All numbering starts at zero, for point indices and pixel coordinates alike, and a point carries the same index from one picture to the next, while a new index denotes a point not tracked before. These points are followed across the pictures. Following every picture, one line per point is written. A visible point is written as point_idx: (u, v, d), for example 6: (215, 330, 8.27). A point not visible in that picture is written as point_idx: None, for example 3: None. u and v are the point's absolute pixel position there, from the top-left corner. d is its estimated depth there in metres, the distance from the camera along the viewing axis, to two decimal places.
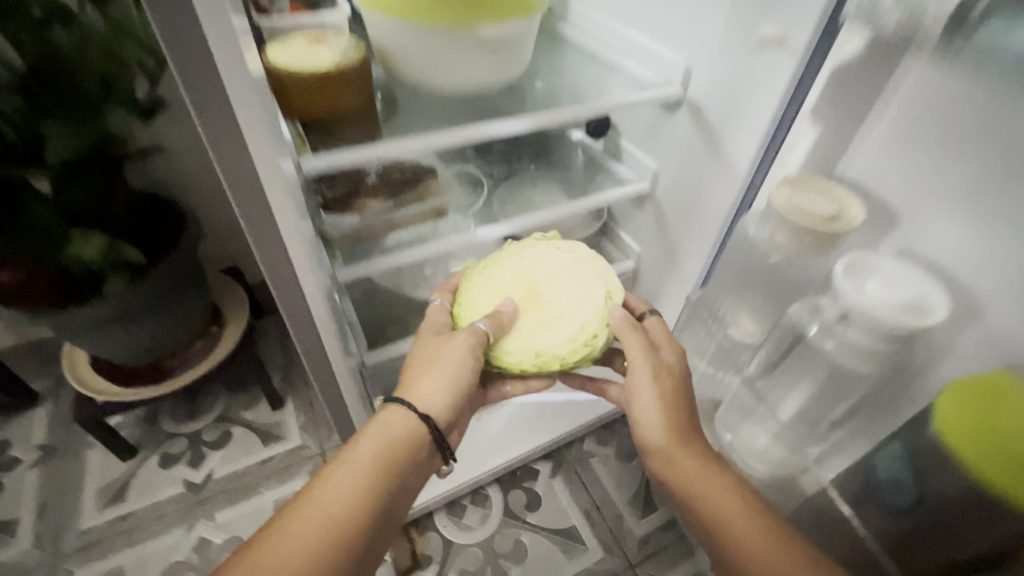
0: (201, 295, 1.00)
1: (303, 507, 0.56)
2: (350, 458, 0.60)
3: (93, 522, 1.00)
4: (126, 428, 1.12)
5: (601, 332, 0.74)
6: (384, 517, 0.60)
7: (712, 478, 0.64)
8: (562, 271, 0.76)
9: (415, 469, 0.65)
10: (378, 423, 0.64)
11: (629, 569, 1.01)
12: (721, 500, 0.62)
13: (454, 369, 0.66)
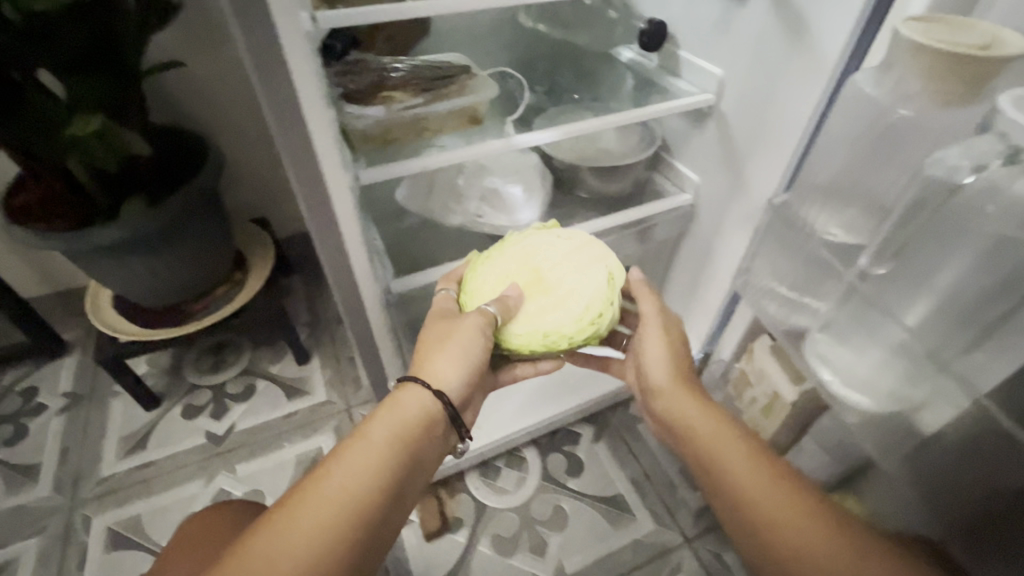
0: (224, 237, 0.96)
1: (302, 505, 0.46)
2: (361, 446, 0.50)
3: (113, 469, 0.96)
4: (151, 379, 1.09)
5: (608, 309, 0.63)
6: (394, 509, 0.50)
7: (716, 425, 0.57)
8: (566, 252, 0.66)
9: (430, 453, 0.55)
10: (394, 403, 0.55)
11: (684, 543, 0.89)
12: (731, 459, 0.54)
13: (461, 345, 0.58)
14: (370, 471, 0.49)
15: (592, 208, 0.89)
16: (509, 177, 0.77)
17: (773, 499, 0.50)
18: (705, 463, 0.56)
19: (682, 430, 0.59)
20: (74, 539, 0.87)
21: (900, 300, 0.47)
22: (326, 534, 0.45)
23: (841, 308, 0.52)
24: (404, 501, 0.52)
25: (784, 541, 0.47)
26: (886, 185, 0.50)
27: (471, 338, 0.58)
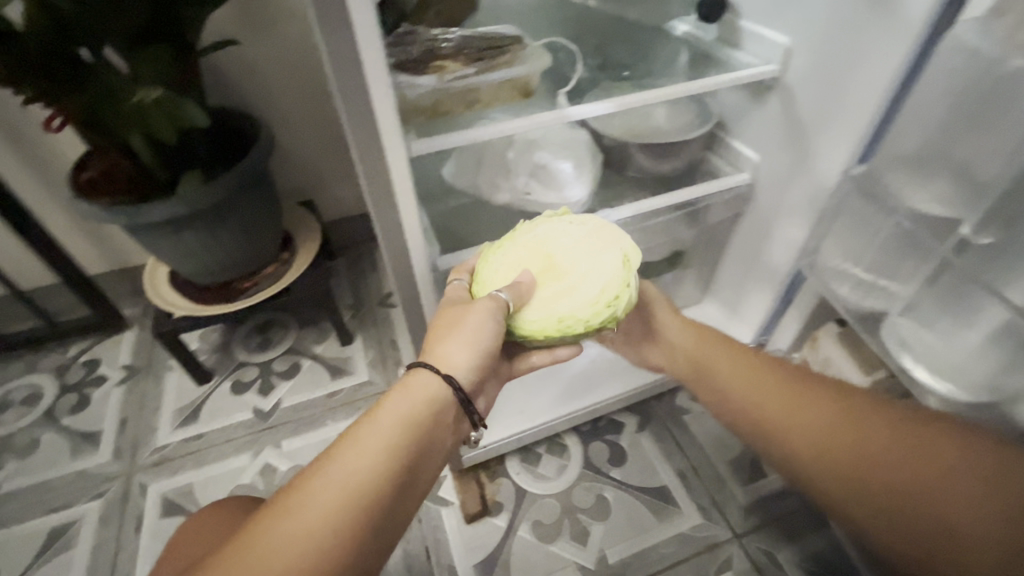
0: (274, 217, 0.98)
1: (288, 515, 0.44)
2: (356, 447, 0.47)
3: (167, 439, 0.99)
4: (203, 355, 1.12)
5: (624, 292, 0.61)
6: (404, 495, 0.48)
7: (722, 358, 0.67)
8: (580, 238, 0.65)
9: (443, 437, 0.53)
10: (397, 393, 0.52)
11: (733, 539, 0.85)
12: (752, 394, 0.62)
13: (473, 327, 0.55)
14: (379, 461, 0.47)
15: (643, 189, 0.85)
16: (558, 153, 0.76)
17: (785, 407, 0.59)
18: (723, 395, 0.64)
19: (694, 371, 0.68)
20: (131, 504, 0.91)
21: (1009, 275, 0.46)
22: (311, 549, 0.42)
23: (927, 289, 0.52)
24: (404, 502, 0.49)
25: (805, 442, 0.56)
26: (983, 149, 0.46)
27: (480, 318, 0.55)
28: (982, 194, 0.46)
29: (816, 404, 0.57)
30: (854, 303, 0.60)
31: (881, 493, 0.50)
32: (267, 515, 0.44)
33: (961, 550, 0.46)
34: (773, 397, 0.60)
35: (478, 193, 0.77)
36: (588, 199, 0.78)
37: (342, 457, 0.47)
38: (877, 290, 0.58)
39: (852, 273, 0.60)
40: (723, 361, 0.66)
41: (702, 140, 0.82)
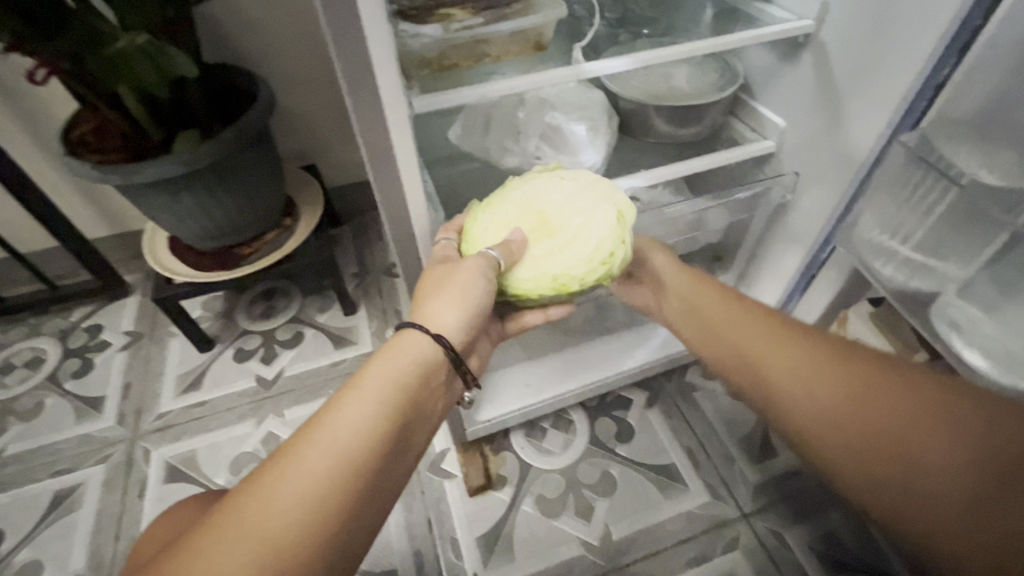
0: (276, 180, 0.95)
1: (261, 497, 0.40)
2: (336, 419, 0.44)
3: (170, 406, 0.99)
4: (205, 322, 1.11)
5: (620, 248, 0.60)
6: (396, 459, 0.47)
7: (720, 300, 0.62)
8: (572, 192, 0.62)
9: (430, 401, 0.52)
10: (382, 360, 0.50)
11: (741, 519, 0.83)
12: (748, 343, 0.57)
13: (462, 285, 0.54)
14: (368, 426, 0.45)
15: (660, 155, 0.81)
16: (573, 114, 0.70)
17: (779, 352, 0.54)
18: (717, 339, 0.60)
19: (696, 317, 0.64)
20: (135, 469, 0.91)
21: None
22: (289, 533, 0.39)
23: (985, 271, 0.47)
24: (389, 475, 0.46)
25: (791, 386, 0.52)
26: None
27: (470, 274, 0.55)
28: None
29: (811, 350, 0.53)
30: (889, 277, 0.56)
31: (868, 444, 0.46)
32: (234, 502, 0.40)
33: (932, 520, 0.41)
34: (764, 340, 0.56)
35: (486, 157, 0.73)
36: (602, 165, 0.74)
37: (330, 421, 0.44)
38: (926, 270, 0.53)
39: (898, 252, 0.55)
40: (720, 301, 0.62)
41: (724, 105, 0.76)
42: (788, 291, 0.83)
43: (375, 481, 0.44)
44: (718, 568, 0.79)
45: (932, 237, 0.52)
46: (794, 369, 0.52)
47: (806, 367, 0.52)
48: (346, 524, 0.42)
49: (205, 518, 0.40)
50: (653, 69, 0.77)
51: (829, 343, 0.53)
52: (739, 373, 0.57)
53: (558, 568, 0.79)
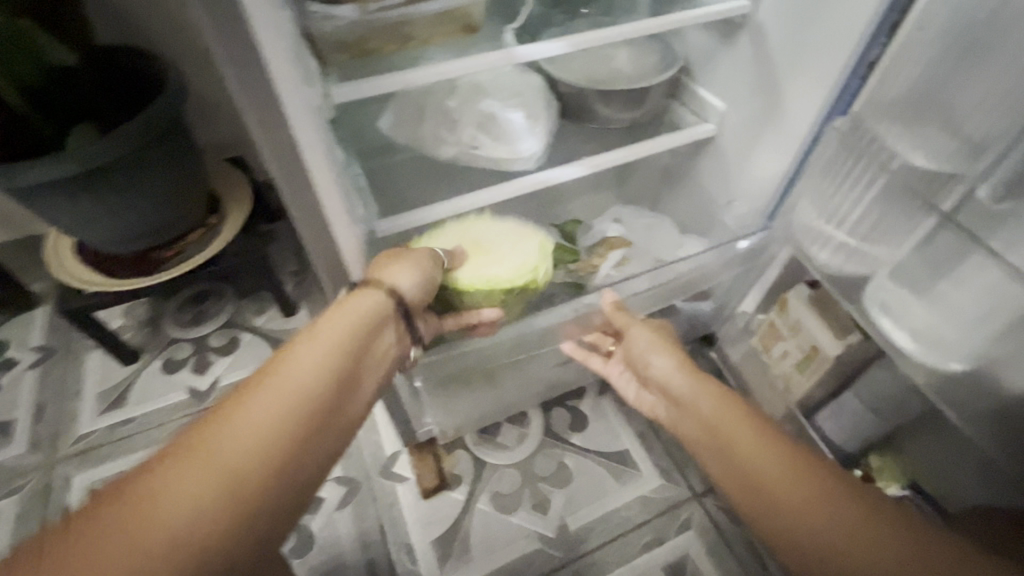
0: (195, 175, 0.87)
1: (203, 444, 0.37)
2: (287, 371, 0.42)
3: (91, 426, 0.91)
4: (127, 332, 1.02)
5: (545, 268, 0.62)
6: (348, 405, 0.46)
7: (766, 445, 0.46)
8: (501, 226, 0.65)
9: (381, 353, 0.51)
10: (336, 316, 0.48)
11: (693, 499, 0.85)
12: (770, 478, 0.44)
13: (416, 254, 0.55)
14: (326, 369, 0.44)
15: (603, 141, 0.79)
16: (509, 100, 0.68)
17: (806, 498, 0.42)
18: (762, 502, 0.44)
19: (733, 469, 0.47)
20: (53, 497, 0.83)
21: (1009, 238, 0.41)
22: (230, 485, 0.36)
23: (915, 252, 0.48)
24: (341, 419, 0.45)
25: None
26: (978, 93, 0.41)
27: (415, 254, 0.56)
28: (981, 150, 0.42)
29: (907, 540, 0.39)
30: (827, 262, 0.56)
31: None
32: (174, 448, 0.37)
33: None
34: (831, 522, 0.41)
35: (421, 147, 0.69)
36: (543, 152, 0.71)
37: (289, 365, 0.42)
38: (859, 254, 0.53)
39: (834, 236, 0.55)
40: (763, 449, 0.46)
41: (664, 87, 0.75)
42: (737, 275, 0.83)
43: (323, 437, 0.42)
44: (672, 551, 0.80)
45: (868, 221, 0.51)
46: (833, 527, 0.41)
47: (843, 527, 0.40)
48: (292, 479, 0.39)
49: (140, 465, 0.37)
50: (593, 51, 0.74)
51: (914, 526, 0.40)
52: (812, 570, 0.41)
53: (516, 564, 0.79)
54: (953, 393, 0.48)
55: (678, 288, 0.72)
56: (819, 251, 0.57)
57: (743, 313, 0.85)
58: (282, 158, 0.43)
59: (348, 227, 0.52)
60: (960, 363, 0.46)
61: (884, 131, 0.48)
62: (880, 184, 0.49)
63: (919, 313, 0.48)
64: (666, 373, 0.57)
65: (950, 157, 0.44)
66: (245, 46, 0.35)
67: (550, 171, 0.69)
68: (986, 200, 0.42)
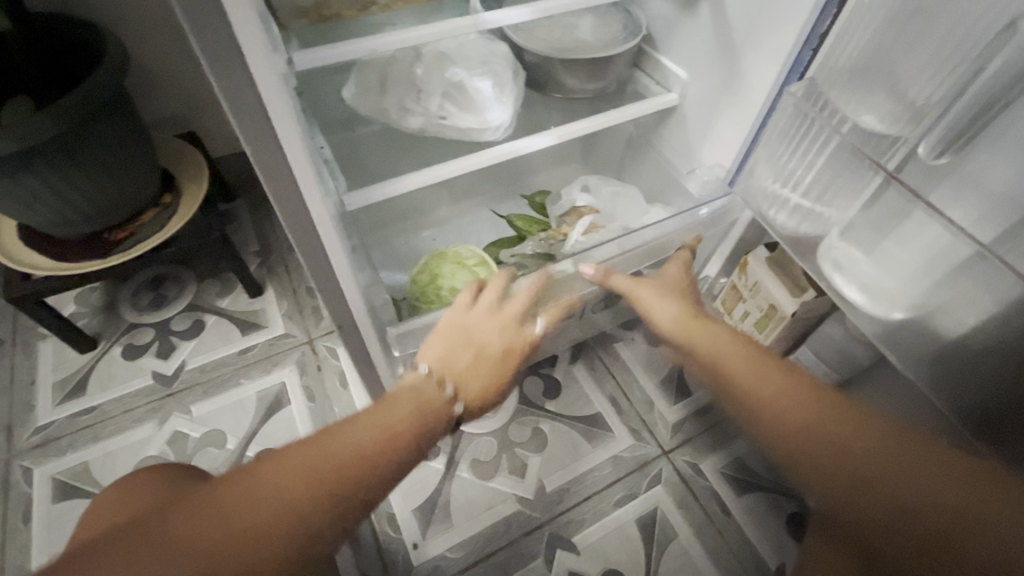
0: (143, 151, 0.82)
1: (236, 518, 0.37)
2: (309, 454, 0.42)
3: (50, 417, 0.88)
4: (81, 319, 0.98)
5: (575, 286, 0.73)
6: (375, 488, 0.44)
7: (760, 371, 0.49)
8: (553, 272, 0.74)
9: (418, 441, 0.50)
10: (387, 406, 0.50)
11: (662, 456, 0.89)
12: (753, 380, 0.49)
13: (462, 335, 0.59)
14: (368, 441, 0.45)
15: (570, 111, 0.79)
16: (475, 69, 0.67)
17: (780, 398, 0.47)
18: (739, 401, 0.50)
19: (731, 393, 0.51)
20: (14, 490, 0.81)
21: (947, 195, 0.45)
22: (253, 548, 0.36)
23: (863, 213, 0.51)
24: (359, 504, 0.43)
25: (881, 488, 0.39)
26: (921, 61, 0.44)
27: (463, 357, 0.57)
28: (923, 114, 0.45)
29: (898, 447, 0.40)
30: (787, 225, 0.60)
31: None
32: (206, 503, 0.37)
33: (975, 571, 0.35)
34: (800, 407, 0.45)
35: (388, 120, 0.68)
36: (511, 122, 0.71)
37: (339, 432, 0.45)
38: (813, 216, 0.57)
39: (790, 200, 0.59)
40: (753, 374, 0.49)
41: (628, 57, 0.75)
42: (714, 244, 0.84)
43: (382, 480, 0.44)
44: (643, 506, 0.84)
45: (823, 183, 0.54)
46: (808, 404, 0.45)
47: (816, 404, 0.45)
48: (345, 516, 0.41)
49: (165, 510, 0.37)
50: (557, 20, 0.74)
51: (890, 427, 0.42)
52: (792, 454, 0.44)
53: (496, 526, 0.82)
54: (897, 337, 0.53)
55: (646, 254, 0.75)
56: (781, 215, 0.60)
57: (707, 277, 0.88)
58: (248, 126, 0.42)
59: (320, 200, 0.51)
60: (901, 311, 0.50)
61: (836, 95, 0.51)
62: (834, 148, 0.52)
63: (866, 269, 0.52)
64: (674, 317, 0.60)
65: (896, 120, 0.47)
66: (204, 7, 0.34)
67: (517, 142, 0.69)
68: (926, 157, 0.44)
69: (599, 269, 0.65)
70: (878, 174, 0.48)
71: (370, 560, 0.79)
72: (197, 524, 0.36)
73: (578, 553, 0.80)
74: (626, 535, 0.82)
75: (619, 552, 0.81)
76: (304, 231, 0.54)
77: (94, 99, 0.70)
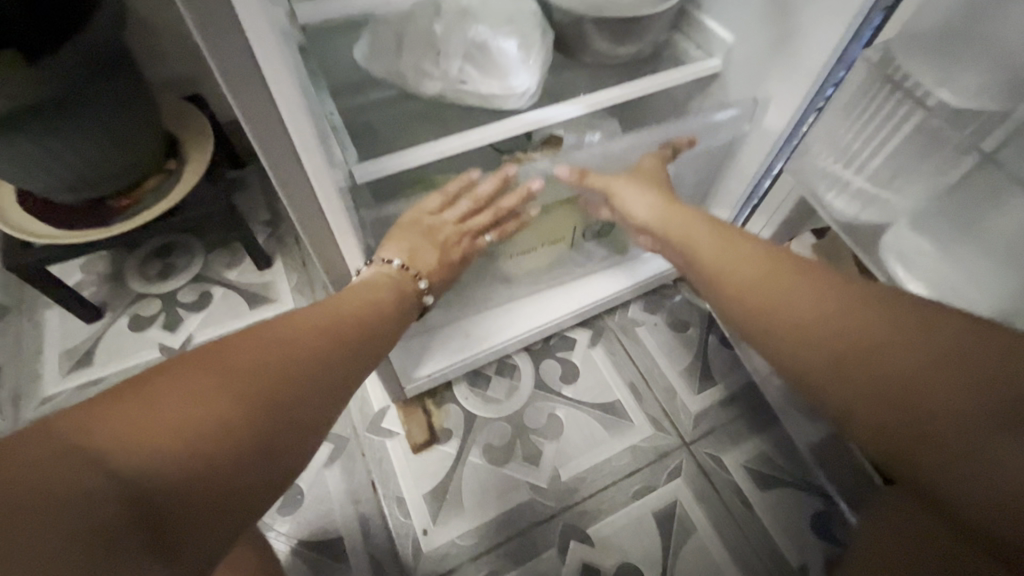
0: (145, 114, 0.77)
1: (260, 354, 0.40)
2: (303, 319, 0.46)
3: (58, 387, 0.86)
4: (86, 288, 0.95)
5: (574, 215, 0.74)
6: (371, 345, 0.50)
7: (775, 276, 0.45)
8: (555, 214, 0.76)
9: (397, 319, 0.56)
10: (366, 286, 0.56)
11: (682, 448, 0.85)
12: (736, 268, 0.48)
13: (433, 232, 0.62)
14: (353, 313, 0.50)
15: (601, 78, 0.72)
16: (500, 28, 0.60)
17: (765, 278, 0.45)
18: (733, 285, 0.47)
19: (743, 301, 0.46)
20: None
21: None
22: (272, 372, 0.39)
23: (941, 199, 0.46)
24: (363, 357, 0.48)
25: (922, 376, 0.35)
26: None
27: (431, 254, 0.62)
28: None
29: (926, 330, 0.37)
30: (840, 211, 0.52)
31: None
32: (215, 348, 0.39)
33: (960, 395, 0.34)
34: (785, 283, 0.44)
35: (402, 83, 0.62)
36: (538, 89, 0.64)
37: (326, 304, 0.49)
38: (877, 202, 0.49)
39: (851, 182, 0.51)
40: (737, 260, 0.48)
41: (669, 17, 0.68)
42: (750, 189, 0.77)
43: (377, 339, 0.51)
44: (661, 499, 0.81)
45: (896, 166, 0.47)
46: (787, 277, 0.44)
47: (793, 274, 0.45)
48: (352, 361, 0.46)
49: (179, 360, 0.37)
50: None
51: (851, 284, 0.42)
52: (789, 325, 0.42)
53: (509, 514, 0.79)
54: None
55: None
56: (838, 199, 0.52)
57: None
58: (244, 88, 0.37)
59: (327, 173, 0.46)
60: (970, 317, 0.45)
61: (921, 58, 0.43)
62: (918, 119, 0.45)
63: (929, 266, 0.46)
64: (688, 226, 0.55)
65: None
66: None
67: (545, 112, 0.62)
68: None
69: (574, 170, 0.61)
70: (970, 158, 0.44)
71: (380, 544, 0.77)
72: (232, 361, 0.38)
73: (592, 545, 0.77)
74: (643, 529, 0.79)
75: (634, 546, 0.78)
76: (305, 206, 0.49)
77: (88, 54, 0.65)
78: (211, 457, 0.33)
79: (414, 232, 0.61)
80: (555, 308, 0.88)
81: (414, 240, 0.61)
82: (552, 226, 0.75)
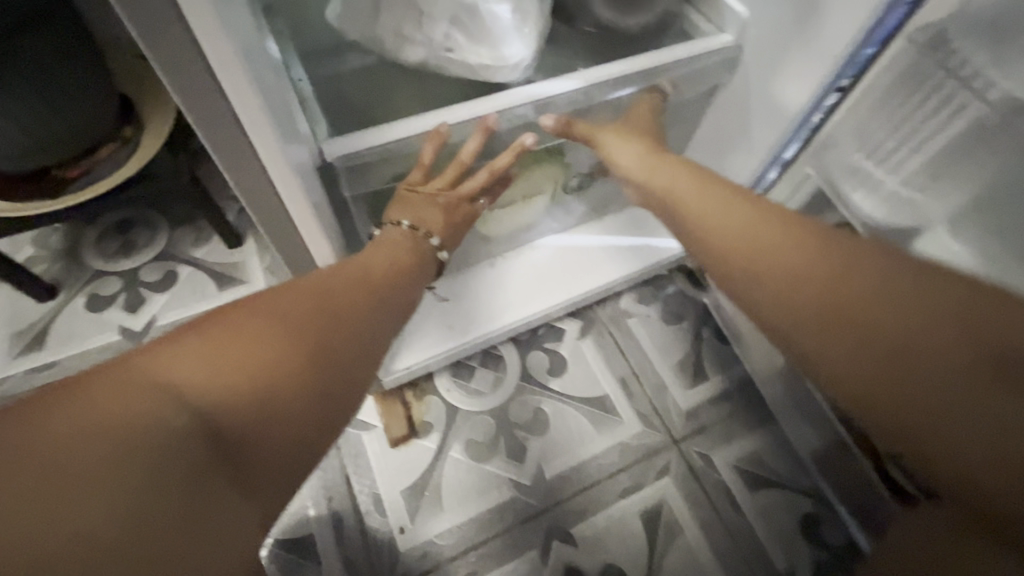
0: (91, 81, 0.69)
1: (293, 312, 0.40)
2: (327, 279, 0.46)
3: (7, 369, 0.82)
4: (37, 264, 0.88)
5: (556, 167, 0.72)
6: (392, 303, 0.50)
7: (793, 238, 0.43)
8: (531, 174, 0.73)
9: (419, 279, 0.56)
10: (382, 247, 0.55)
11: (672, 446, 0.83)
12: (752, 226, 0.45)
13: (428, 196, 0.58)
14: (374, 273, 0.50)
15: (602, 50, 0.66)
16: None
17: (783, 238, 0.43)
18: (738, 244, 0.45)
19: (735, 266, 0.45)
20: None
21: None
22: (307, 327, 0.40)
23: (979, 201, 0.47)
24: (388, 314, 0.49)
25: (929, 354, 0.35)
26: None
27: (433, 213, 0.59)
28: None
29: (943, 294, 0.36)
30: (867, 211, 0.55)
31: None
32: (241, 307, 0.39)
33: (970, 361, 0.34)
34: (805, 246, 0.42)
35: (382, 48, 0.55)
36: (532, 62, 0.58)
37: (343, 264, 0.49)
38: (908, 204, 0.51)
39: (884, 184, 0.52)
40: (751, 219, 0.46)
41: None
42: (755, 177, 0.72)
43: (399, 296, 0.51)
44: (648, 498, 0.79)
45: (929, 174, 0.49)
46: (806, 240, 0.42)
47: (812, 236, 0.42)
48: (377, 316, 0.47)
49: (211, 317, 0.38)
50: None
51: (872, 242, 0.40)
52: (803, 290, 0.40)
53: (490, 513, 0.76)
54: None
55: None
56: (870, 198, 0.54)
57: None
58: (173, 54, 0.30)
59: (282, 155, 0.40)
60: None
61: (975, 55, 0.43)
62: (968, 117, 0.45)
63: None
64: (671, 173, 0.53)
65: None
66: None
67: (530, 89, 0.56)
68: None
69: (560, 120, 0.57)
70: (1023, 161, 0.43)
71: (352, 543, 0.74)
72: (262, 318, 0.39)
73: (576, 546, 0.75)
74: (628, 530, 0.77)
75: (620, 547, 0.76)
76: (262, 191, 0.43)
77: None
78: (265, 406, 0.35)
79: (409, 202, 0.58)
80: (546, 295, 0.84)
81: (416, 203, 0.58)
82: (532, 181, 0.72)
